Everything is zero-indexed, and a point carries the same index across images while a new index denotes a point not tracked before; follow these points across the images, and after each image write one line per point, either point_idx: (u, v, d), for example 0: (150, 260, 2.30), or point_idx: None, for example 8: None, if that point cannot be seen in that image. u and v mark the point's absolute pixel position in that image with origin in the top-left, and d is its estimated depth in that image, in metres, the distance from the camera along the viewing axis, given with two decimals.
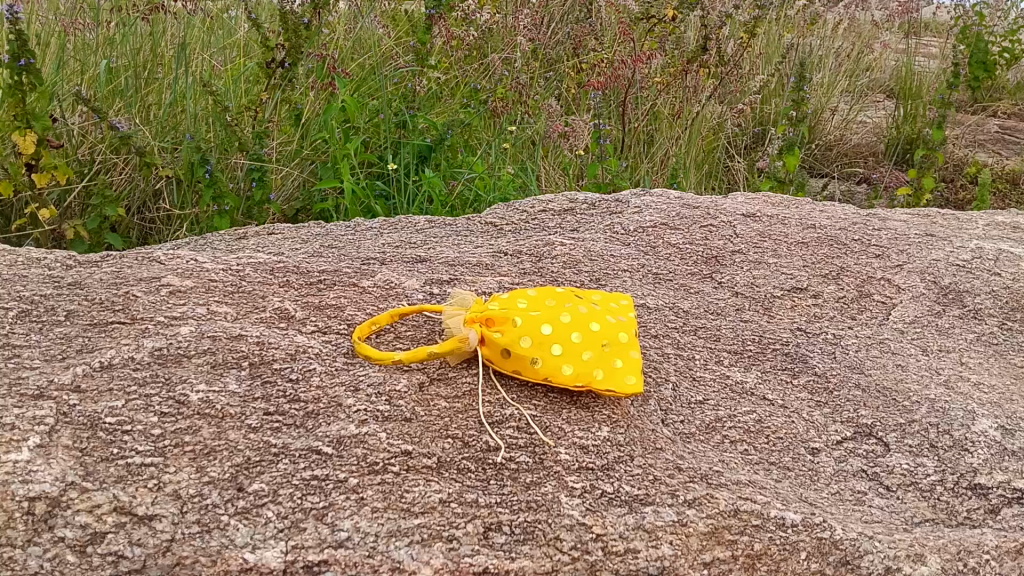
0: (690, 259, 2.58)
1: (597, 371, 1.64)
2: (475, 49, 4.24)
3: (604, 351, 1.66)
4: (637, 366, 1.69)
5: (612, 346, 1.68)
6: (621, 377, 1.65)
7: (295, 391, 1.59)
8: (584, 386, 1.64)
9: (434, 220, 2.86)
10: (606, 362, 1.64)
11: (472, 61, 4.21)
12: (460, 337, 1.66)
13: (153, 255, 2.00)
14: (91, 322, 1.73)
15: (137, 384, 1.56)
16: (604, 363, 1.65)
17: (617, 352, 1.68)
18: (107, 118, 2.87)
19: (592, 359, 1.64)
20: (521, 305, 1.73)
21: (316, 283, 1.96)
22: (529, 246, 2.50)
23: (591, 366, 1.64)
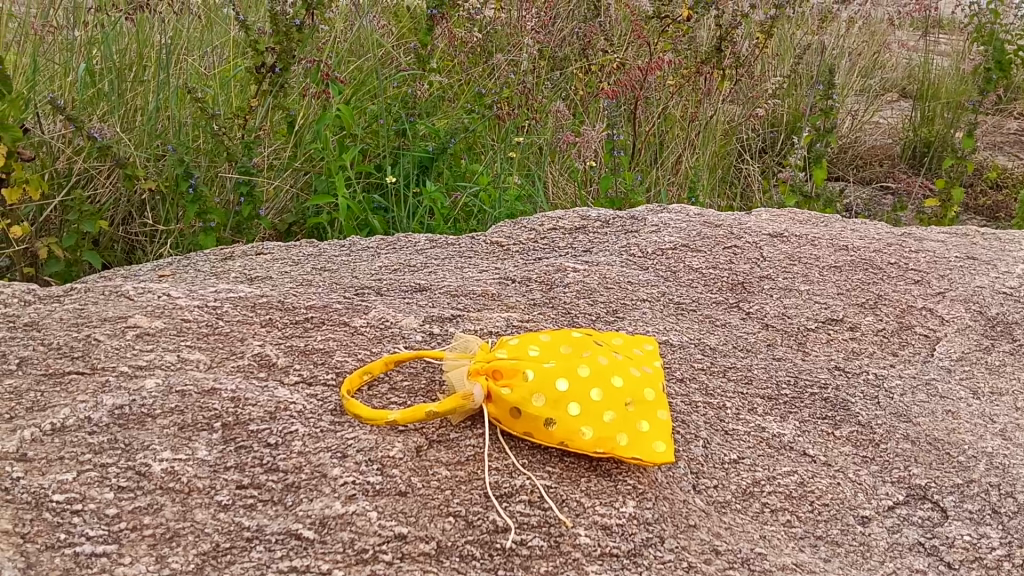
0: (714, 285, 2.37)
1: (621, 435, 1.43)
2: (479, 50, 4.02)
3: (628, 411, 1.45)
4: (665, 429, 1.48)
5: (637, 405, 1.47)
6: (647, 442, 1.44)
7: (274, 459, 1.39)
8: (605, 452, 1.42)
9: (436, 240, 2.66)
10: (631, 425, 1.44)
11: (476, 62, 3.98)
12: (464, 391, 1.46)
13: (121, 289, 1.79)
14: (45, 372, 1.52)
15: (92, 452, 1.35)
16: (628, 426, 1.44)
17: (642, 412, 1.47)
18: (85, 127, 2.67)
19: (615, 421, 1.44)
20: (533, 355, 1.53)
21: (303, 323, 1.75)
22: (538, 272, 2.28)
23: (614, 430, 1.43)
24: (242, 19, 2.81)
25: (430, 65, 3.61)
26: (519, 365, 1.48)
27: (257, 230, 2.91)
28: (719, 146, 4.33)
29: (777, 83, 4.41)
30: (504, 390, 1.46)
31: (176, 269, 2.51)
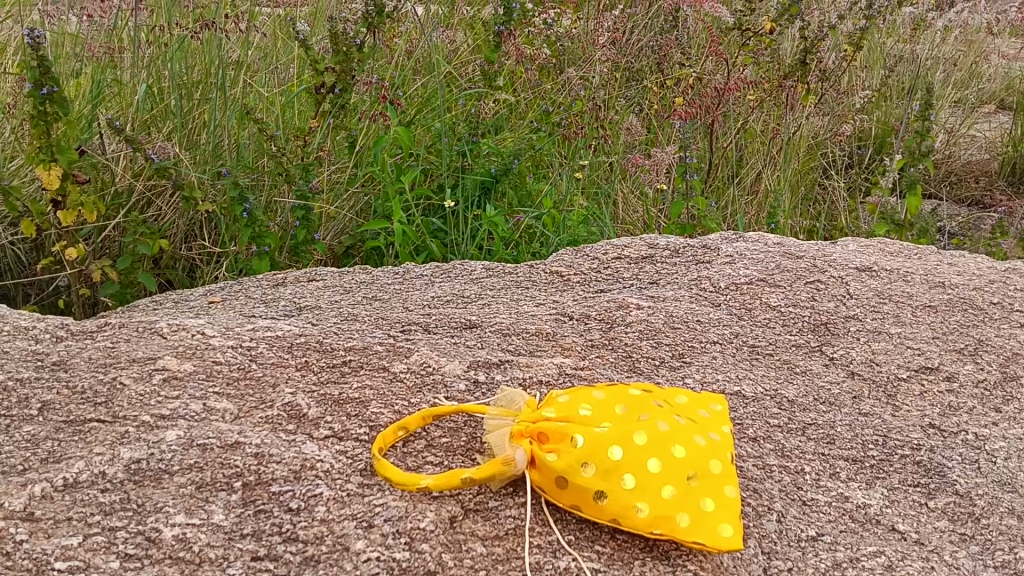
0: (794, 326, 2.17)
1: (681, 514, 1.26)
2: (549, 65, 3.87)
3: (692, 487, 1.28)
4: (733, 508, 1.30)
5: (701, 479, 1.30)
6: (712, 523, 1.27)
7: (294, 527, 1.27)
8: (662, 533, 1.26)
9: (493, 269, 2.53)
10: (694, 504, 1.27)
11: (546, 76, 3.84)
12: (506, 454, 1.31)
13: (155, 325, 1.71)
14: (66, 419, 1.44)
15: (102, 513, 1.25)
16: (691, 504, 1.27)
17: (707, 487, 1.30)
18: (142, 148, 2.64)
19: (676, 498, 1.27)
20: (584, 415, 1.36)
21: (341, 367, 1.64)
22: (598, 308, 2.12)
23: (674, 508, 1.26)
24: (302, 37, 2.74)
25: (496, 82, 3.49)
26: (567, 427, 1.32)
27: (312, 254, 2.84)
28: (802, 163, 4.08)
29: (864, 98, 4.14)
30: (550, 456, 1.30)
31: (227, 297, 2.45)
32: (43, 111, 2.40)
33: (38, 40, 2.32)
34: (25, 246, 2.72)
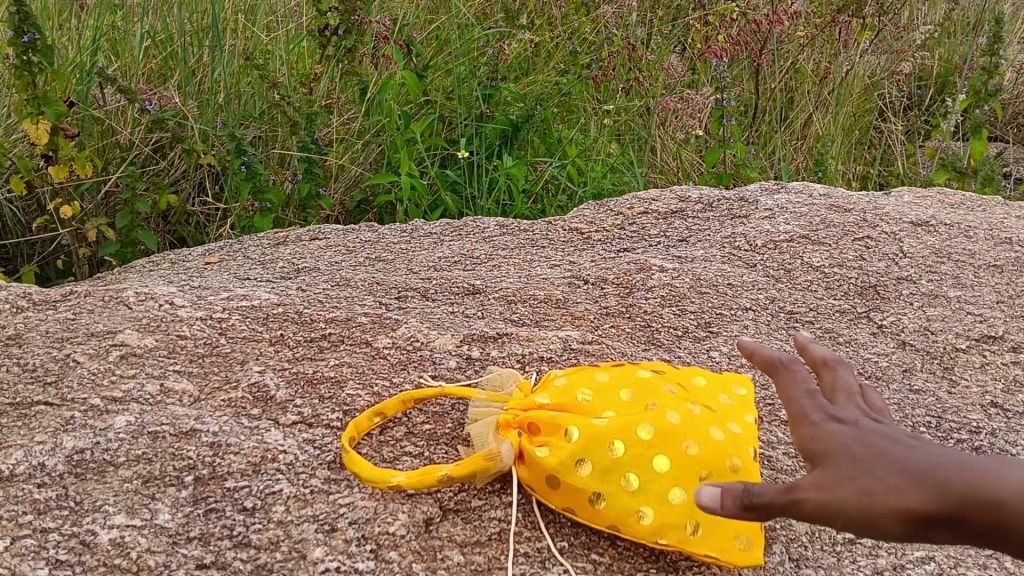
0: (838, 288, 1.94)
1: (691, 521, 1.08)
2: None
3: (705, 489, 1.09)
4: (754, 513, 1.11)
5: (717, 481, 1.10)
6: (728, 532, 1.08)
7: (247, 530, 1.11)
8: (669, 544, 1.08)
9: (507, 225, 2.34)
10: (707, 511, 1.07)
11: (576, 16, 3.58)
12: (492, 447, 1.14)
13: (123, 296, 1.58)
14: (11, 402, 1.30)
15: (36, 512, 1.11)
16: (703, 511, 1.08)
17: (724, 488, 1.10)
18: (136, 100, 2.49)
19: (685, 503, 1.08)
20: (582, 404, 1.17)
21: (318, 342, 1.49)
22: (617, 270, 1.92)
23: (684, 515, 1.08)
24: None
25: (518, 21, 3.25)
26: (560, 419, 1.13)
27: (320, 210, 2.68)
28: (856, 104, 3.77)
29: (925, 33, 3.78)
30: (540, 452, 1.11)
31: (225, 257, 2.30)
32: (26, 61, 2.25)
33: None
34: (22, 204, 2.60)
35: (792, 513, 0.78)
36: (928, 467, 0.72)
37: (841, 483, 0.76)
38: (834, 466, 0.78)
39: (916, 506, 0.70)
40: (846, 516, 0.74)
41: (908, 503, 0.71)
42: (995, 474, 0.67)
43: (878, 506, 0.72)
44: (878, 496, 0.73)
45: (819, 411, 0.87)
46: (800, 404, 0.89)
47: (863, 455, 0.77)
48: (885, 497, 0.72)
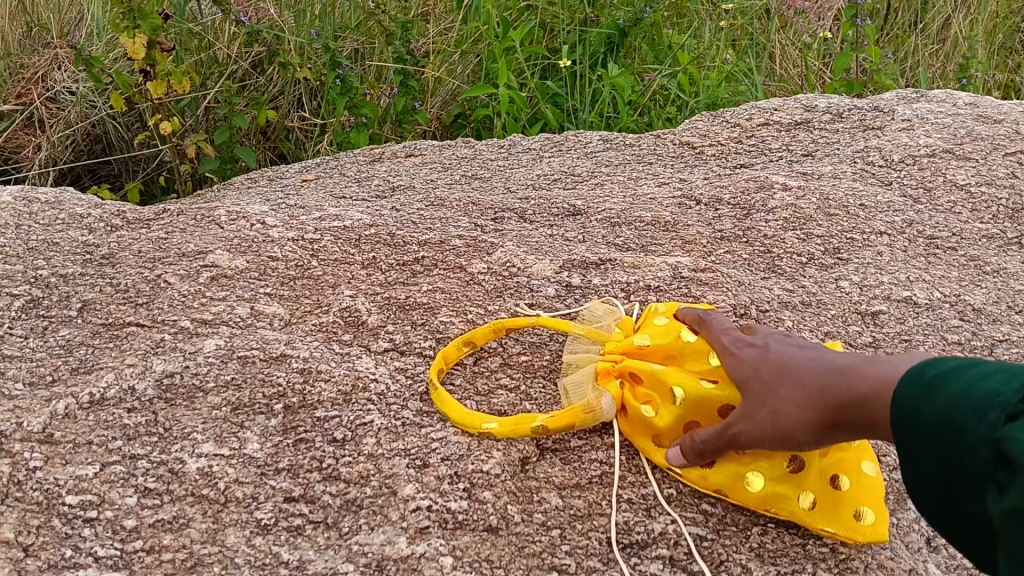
0: (986, 210, 1.73)
1: (805, 493, 0.96)
2: None
3: (821, 458, 0.96)
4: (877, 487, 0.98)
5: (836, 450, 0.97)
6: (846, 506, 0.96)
7: (336, 463, 1.06)
8: (777, 513, 0.98)
9: (611, 140, 2.20)
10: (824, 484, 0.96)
11: None
12: (588, 398, 1.04)
13: (214, 214, 1.54)
14: (105, 322, 1.28)
15: (126, 437, 1.09)
16: (820, 483, 0.96)
17: (843, 460, 0.97)
18: (230, 11, 2.42)
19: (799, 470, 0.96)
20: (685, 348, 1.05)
21: (412, 265, 1.42)
22: (732, 189, 1.76)
23: (797, 484, 0.96)
24: None
25: None
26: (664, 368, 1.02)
27: (416, 125, 2.60)
28: (1006, 1, 3.37)
29: None
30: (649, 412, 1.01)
31: (321, 174, 2.25)
32: None
33: None
34: (125, 120, 2.60)
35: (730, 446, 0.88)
36: (816, 376, 0.81)
37: (755, 408, 0.85)
38: (747, 390, 0.88)
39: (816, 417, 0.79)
40: (768, 440, 0.83)
41: (807, 417, 0.80)
42: (860, 375, 0.76)
43: (783, 423, 0.82)
44: (781, 413, 0.82)
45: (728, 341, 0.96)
46: (720, 338, 0.97)
47: (766, 373, 0.87)
48: (789, 415, 0.81)
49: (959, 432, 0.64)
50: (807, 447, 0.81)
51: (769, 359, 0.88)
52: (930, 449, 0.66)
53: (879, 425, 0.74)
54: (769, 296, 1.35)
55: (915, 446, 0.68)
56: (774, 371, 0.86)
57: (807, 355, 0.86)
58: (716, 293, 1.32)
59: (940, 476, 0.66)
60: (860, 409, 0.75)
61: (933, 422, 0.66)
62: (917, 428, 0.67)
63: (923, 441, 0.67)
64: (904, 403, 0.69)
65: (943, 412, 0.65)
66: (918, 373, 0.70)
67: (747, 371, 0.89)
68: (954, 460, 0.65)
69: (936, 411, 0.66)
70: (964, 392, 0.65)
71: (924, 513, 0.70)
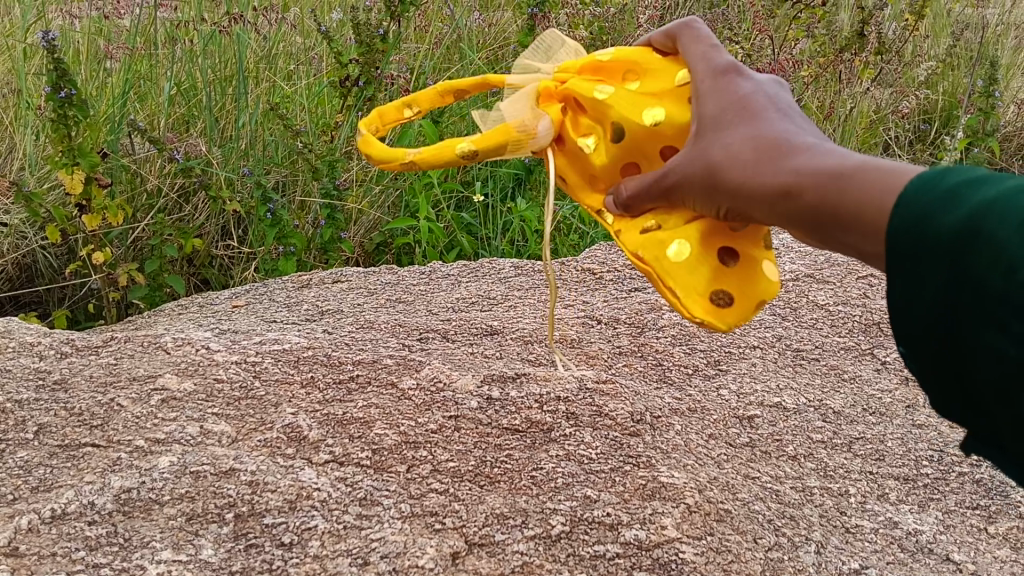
0: (843, 326, 2.09)
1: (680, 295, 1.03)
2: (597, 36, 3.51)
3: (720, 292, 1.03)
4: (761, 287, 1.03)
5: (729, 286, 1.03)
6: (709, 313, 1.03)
7: (285, 564, 1.17)
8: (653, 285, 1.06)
9: (522, 266, 2.43)
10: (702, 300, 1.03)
11: None
12: (525, 120, 1.12)
13: (160, 341, 1.70)
14: (61, 444, 1.40)
15: (87, 548, 1.18)
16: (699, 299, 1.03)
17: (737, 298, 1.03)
18: (164, 148, 2.57)
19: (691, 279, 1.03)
20: (649, 71, 1.08)
21: (347, 382, 1.58)
22: (629, 311, 2.02)
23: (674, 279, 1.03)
24: (325, 31, 2.69)
25: None
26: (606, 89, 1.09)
27: (341, 254, 2.80)
28: (863, 138, 3.84)
29: (928, 70, 3.83)
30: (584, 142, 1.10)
31: (250, 299, 2.39)
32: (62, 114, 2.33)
33: (52, 42, 2.24)
34: (55, 249, 2.71)
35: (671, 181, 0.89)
36: (784, 137, 0.77)
37: (701, 158, 0.84)
38: (707, 128, 0.86)
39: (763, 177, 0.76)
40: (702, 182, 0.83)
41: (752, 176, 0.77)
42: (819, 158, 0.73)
43: (727, 175, 0.80)
44: (724, 163, 0.80)
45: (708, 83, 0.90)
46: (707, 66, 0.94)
47: (738, 118, 0.83)
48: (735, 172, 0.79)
49: (984, 248, 0.59)
50: (730, 210, 0.82)
51: (748, 100, 0.84)
52: (937, 261, 0.61)
53: (825, 204, 0.70)
54: (662, 404, 1.58)
55: (918, 255, 0.62)
56: (744, 114, 0.83)
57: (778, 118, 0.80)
58: (616, 401, 1.53)
59: (946, 294, 0.61)
60: (827, 188, 0.70)
61: (955, 233, 0.60)
62: (923, 238, 0.62)
63: (933, 257, 0.61)
64: (921, 206, 0.63)
65: (975, 220, 0.59)
66: (934, 180, 0.63)
67: (718, 109, 0.86)
68: (973, 279, 0.59)
69: (957, 223, 0.60)
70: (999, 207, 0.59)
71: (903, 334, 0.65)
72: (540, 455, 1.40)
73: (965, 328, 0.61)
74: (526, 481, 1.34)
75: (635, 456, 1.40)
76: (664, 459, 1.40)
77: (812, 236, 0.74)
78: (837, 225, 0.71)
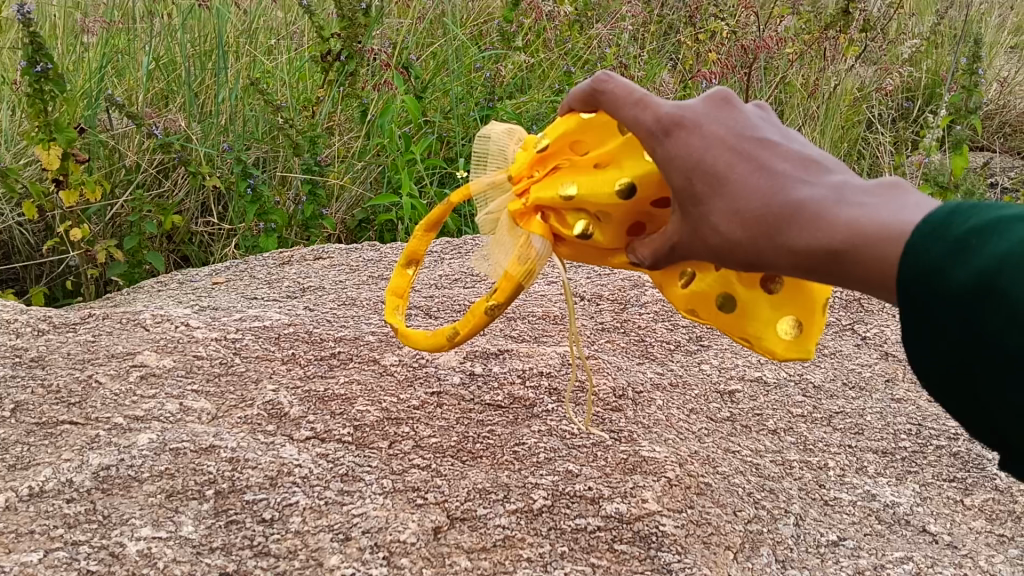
0: (825, 302, 2.10)
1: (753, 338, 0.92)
2: (580, 13, 3.48)
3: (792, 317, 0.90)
4: (814, 289, 0.90)
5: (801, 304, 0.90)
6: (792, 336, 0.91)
7: (266, 540, 1.16)
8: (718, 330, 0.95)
9: None
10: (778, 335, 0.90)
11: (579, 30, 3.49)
12: (518, 252, 0.98)
13: (139, 318, 1.68)
14: (38, 421, 1.39)
15: (66, 526, 1.17)
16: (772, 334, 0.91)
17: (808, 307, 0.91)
18: (143, 123, 2.54)
19: (751, 326, 0.91)
20: (594, 131, 0.93)
21: (329, 358, 1.57)
22: (611, 288, 2.02)
23: (734, 327, 0.92)
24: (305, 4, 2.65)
25: (513, 42, 3.33)
26: (567, 182, 0.93)
27: (323, 230, 2.77)
28: (846, 115, 3.85)
29: (912, 47, 3.83)
30: (577, 229, 0.92)
31: (231, 276, 2.37)
32: (37, 89, 2.29)
33: (27, 15, 2.19)
34: (32, 227, 2.67)
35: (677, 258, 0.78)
36: (769, 206, 0.66)
37: (692, 240, 0.73)
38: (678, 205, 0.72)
39: (770, 261, 0.67)
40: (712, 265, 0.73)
41: (757, 259, 0.68)
42: (818, 224, 0.63)
43: (726, 254, 0.70)
44: (722, 247, 0.69)
45: (647, 135, 0.76)
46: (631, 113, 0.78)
47: (702, 186, 0.70)
48: (737, 257, 0.69)
49: (1000, 303, 0.53)
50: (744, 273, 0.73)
51: (708, 161, 0.70)
52: (950, 315, 0.56)
53: (850, 278, 0.62)
54: (644, 379, 1.59)
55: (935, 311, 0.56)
56: (709, 176, 0.70)
57: (742, 164, 0.68)
58: (598, 377, 1.53)
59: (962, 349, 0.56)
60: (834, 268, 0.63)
61: (967, 291, 0.54)
62: (934, 294, 0.56)
63: (943, 311, 0.56)
64: (927, 260, 0.56)
65: (988, 275, 0.53)
66: (940, 225, 0.57)
67: (682, 177, 0.72)
68: (988, 333, 0.54)
69: (968, 277, 0.54)
70: (1016, 260, 0.52)
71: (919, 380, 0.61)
72: (522, 431, 1.40)
73: (980, 381, 0.56)
74: (508, 456, 1.34)
75: (617, 431, 1.40)
76: (646, 434, 1.41)
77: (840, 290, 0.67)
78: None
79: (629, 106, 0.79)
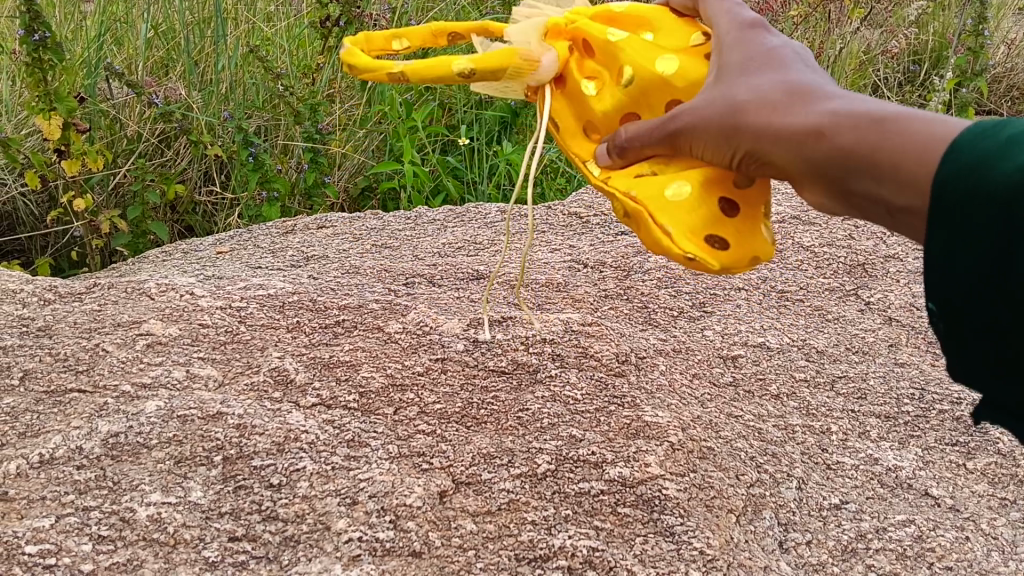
0: (828, 268, 2.10)
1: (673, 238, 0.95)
2: None
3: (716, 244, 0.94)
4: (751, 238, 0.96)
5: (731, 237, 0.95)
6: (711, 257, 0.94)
7: (274, 505, 1.18)
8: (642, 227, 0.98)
9: (508, 211, 2.42)
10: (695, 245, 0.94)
11: None
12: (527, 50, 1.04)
13: (144, 287, 1.69)
14: (46, 390, 1.40)
15: (77, 492, 1.19)
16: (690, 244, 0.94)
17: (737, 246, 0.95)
18: (143, 92, 2.52)
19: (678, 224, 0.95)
20: (663, 28, 1.06)
21: (333, 326, 1.58)
22: (615, 255, 2.02)
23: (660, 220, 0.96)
24: None
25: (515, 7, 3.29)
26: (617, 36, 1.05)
27: (325, 199, 2.77)
28: (852, 79, 3.81)
29: (919, 9, 3.78)
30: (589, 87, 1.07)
31: (235, 246, 2.37)
32: (37, 58, 2.27)
33: None
34: (35, 198, 2.68)
35: (690, 129, 0.86)
36: (813, 90, 0.77)
37: (721, 102, 0.83)
38: (733, 75, 0.84)
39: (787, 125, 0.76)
40: (725, 132, 0.82)
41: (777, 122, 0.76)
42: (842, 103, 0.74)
43: (750, 115, 0.79)
44: (750, 105, 0.80)
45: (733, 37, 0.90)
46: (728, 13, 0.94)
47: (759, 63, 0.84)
48: (760, 116, 0.78)
49: None
50: (756, 150, 0.79)
51: (777, 55, 0.84)
52: (982, 211, 0.61)
53: (859, 144, 0.70)
54: (647, 345, 1.59)
55: (964, 201, 0.62)
56: (769, 65, 0.82)
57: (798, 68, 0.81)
58: (602, 343, 1.54)
59: (991, 247, 0.61)
60: (859, 132, 0.70)
61: (1002, 185, 0.60)
62: (966, 184, 0.62)
63: (975, 205, 0.61)
64: (966, 152, 0.62)
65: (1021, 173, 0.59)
66: (986, 129, 0.63)
67: (745, 60, 0.85)
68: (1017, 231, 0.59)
69: (1004, 173, 0.60)
70: None
71: (937, 282, 0.65)
72: (526, 396, 1.41)
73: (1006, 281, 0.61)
74: (512, 422, 1.35)
75: (620, 396, 1.41)
76: (648, 399, 1.42)
77: (833, 182, 0.73)
78: (866, 168, 0.70)
79: (734, 12, 0.94)
